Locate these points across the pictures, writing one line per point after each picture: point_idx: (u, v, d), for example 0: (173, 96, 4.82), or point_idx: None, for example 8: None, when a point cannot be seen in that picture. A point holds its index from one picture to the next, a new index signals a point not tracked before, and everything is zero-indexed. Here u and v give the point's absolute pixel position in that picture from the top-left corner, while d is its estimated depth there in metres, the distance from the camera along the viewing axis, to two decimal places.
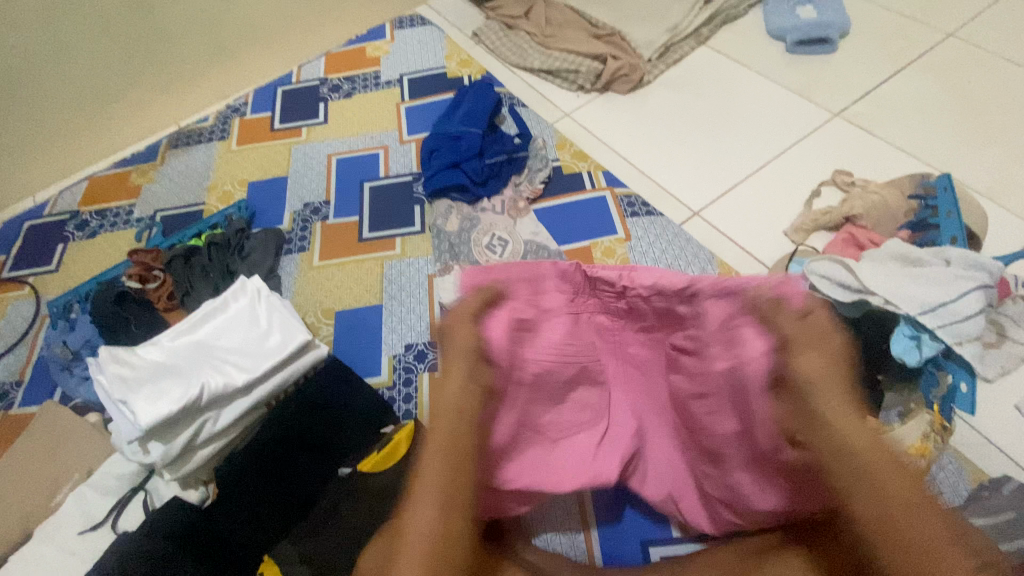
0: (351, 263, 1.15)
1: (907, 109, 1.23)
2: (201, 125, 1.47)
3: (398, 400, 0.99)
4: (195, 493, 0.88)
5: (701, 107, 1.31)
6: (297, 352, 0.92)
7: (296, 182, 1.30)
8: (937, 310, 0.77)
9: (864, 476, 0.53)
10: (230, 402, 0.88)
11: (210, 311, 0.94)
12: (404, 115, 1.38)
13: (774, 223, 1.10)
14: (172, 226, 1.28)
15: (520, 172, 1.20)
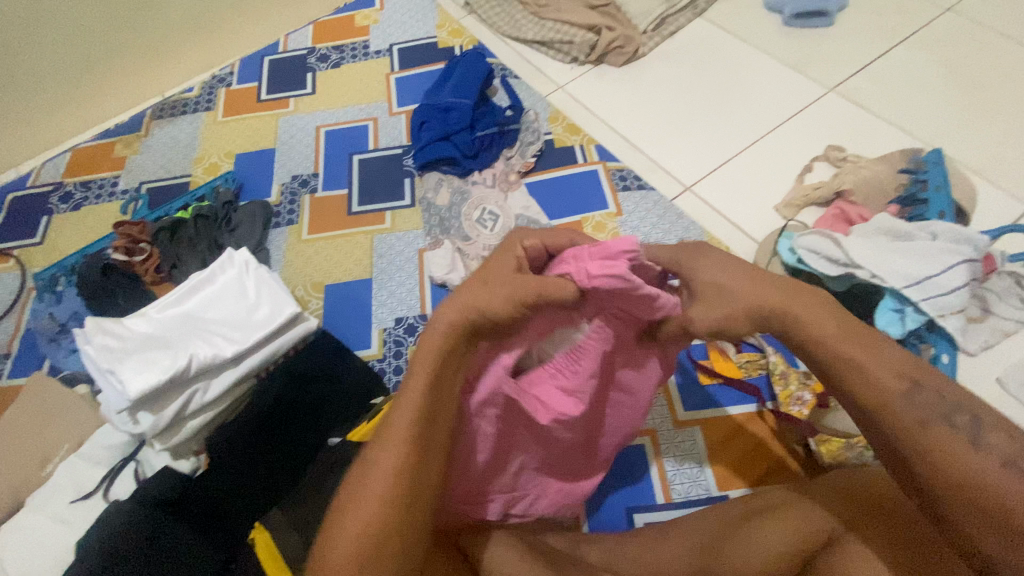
0: (341, 236, 1.14)
1: (902, 84, 1.22)
2: (186, 95, 1.43)
3: (389, 372, 0.99)
4: (185, 463, 0.89)
5: (696, 81, 1.29)
6: (286, 324, 0.92)
7: (284, 154, 1.28)
8: (923, 283, 0.78)
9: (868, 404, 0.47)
10: (219, 373, 0.88)
11: (197, 283, 0.94)
12: (394, 86, 1.36)
13: (765, 198, 1.10)
14: (158, 199, 1.26)
15: (511, 146, 1.19)
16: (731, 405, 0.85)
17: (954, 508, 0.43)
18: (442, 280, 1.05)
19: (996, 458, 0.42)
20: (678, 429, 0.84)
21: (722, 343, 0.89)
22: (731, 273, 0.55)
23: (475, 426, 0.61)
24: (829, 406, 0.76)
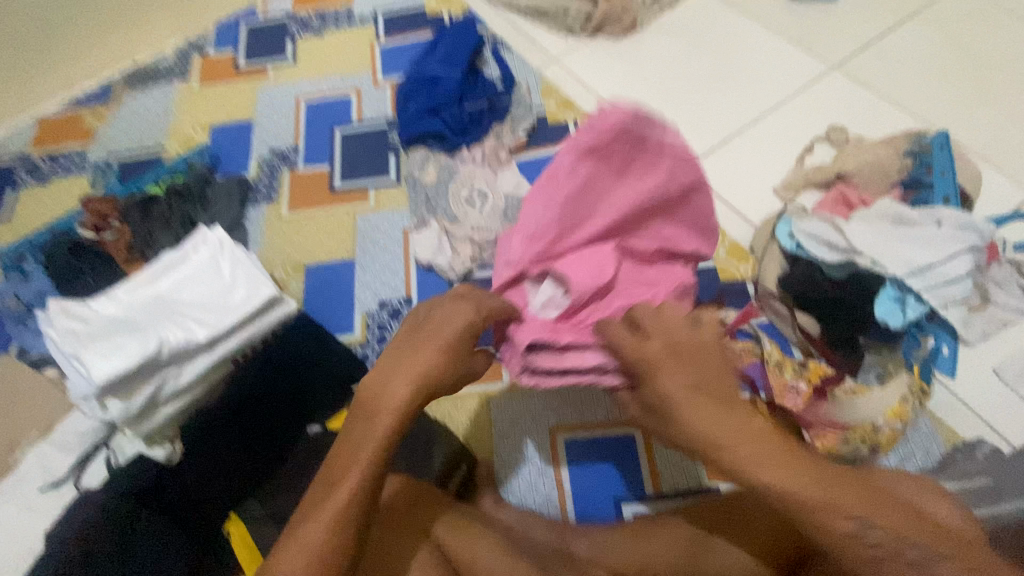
0: (323, 215, 1.09)
1: (908, 62, 1.18)
2: (159, 62, 1.35)
3: (372, 357, 0.96)
4: (160, 451, 0.80)
5: (695, 56, 1.24)
6: (263, 307, 0.87)
7: (263, 127, 1.22)
8: (925, 273, 0.76)
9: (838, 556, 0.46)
10: (192, 359, 0.84)
11: (170, 264, 0.90)
12: (379, 55, 1.29)
13: (764, 180, 1.07)
14: (129, 172, 1.20)
15: (502, 121, 1.13)
16: None
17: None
18: (428, 263, 1.00)
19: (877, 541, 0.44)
20: None
21: None
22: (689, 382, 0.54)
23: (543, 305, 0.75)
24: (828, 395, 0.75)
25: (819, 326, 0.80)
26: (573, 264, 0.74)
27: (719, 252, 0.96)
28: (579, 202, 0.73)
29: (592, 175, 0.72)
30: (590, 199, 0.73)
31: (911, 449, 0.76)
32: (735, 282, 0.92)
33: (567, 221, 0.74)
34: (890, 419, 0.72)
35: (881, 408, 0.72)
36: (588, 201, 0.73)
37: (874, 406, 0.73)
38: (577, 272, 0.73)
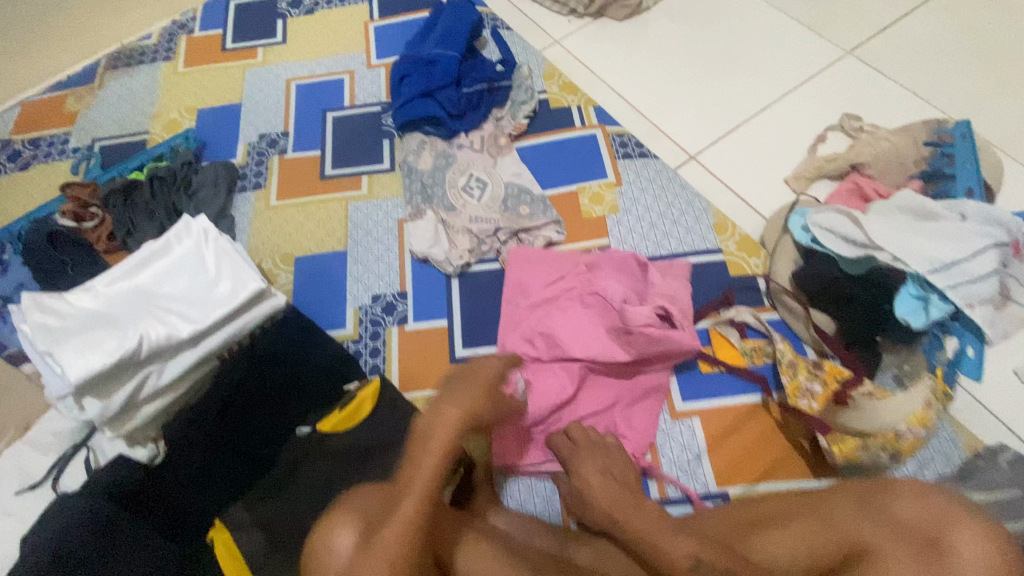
0: (314, 204, 1.04)
1: (929, 44, 1.12)
2: (144, 43, 1.29)
3: (364, 354, 0.92)
4: (144, 451, 0.82)
5: (704, 39, 1.18)
6: (249, 301, 0.83)
7: (251, 111, 1.16)
8: (949, 269, 0.71)
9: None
10: (175, 355, 0.80)
11: (151, 253, 0.84)
12: (373, 36, 1.23)
13: (775, 170, 1.02)
14: (111, 158, 1.14)
15: (502, 106, 1.08)
16: (734, 394, 0.79)
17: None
18: (423, 255, 0.96)
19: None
20: (675, 420, 0.79)
21: (726, 329, 0.83)
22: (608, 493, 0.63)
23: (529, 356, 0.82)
24: (847, 403, 0.71)
25: (835, 323, 0.77)
26: (548, 376, 0.80)
27: (728, 246, 0.92)
28: (577, 329, 0.81)
29: (592, 315, 0.82)
30: (584, 334, 0.81)
31: (930, 455, 0.73)
32: (747, 278, 0.88)
33: (556, 338, 0.81)
34: (913, 426, 0.68)
35: (904, 414, 0.69)
36: (588, 334, 0.81)
37: (896, 410, 0.69)
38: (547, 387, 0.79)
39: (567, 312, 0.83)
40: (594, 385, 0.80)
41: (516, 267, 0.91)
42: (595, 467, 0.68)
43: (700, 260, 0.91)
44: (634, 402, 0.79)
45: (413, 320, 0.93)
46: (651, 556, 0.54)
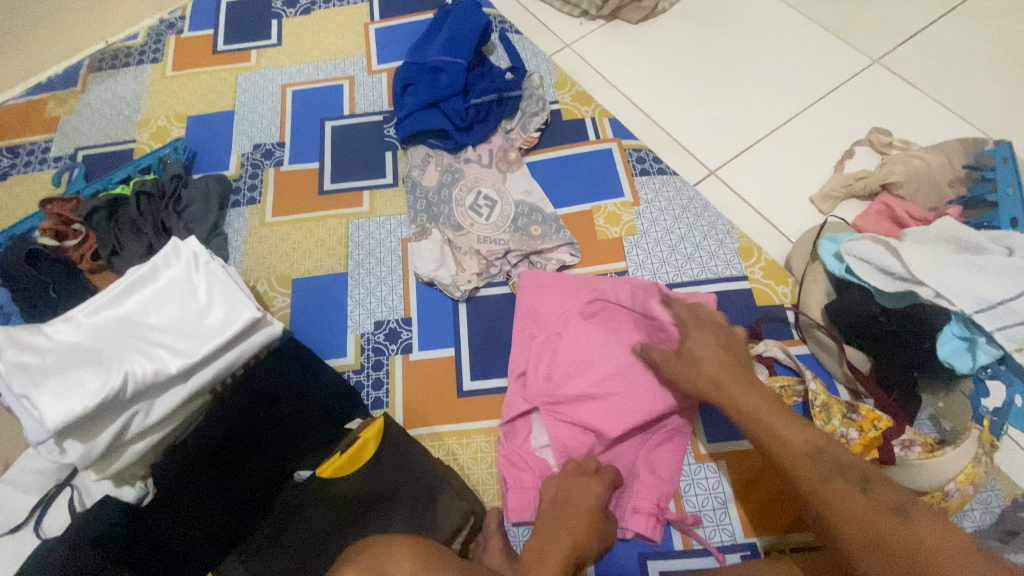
0: (312, 221, 0.98)
1: (959, 54, 1.06)
2: (130, 43, 1.21)
3: (367, 386, 0.86)
4: (131, 491, 0.77)
5: (724, 45, 1.12)
6: (244, 331, 0.77)
7: (245, 118, 1.10)
8: (990, 310, 0.65)
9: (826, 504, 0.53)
10: (163, 392, 0.74)
11: (137, 280, 0.78)
12: (373, 38, 1.16)
13: (800, 188, 0.96)
14: (96, 168, 1.08)
15: (512, 117, 1.02)
16: None
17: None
18: (428, 279, 0.91)
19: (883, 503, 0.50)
20: (700, 463, 0.77)
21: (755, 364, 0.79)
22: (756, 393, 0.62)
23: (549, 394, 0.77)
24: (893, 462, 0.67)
25: (871, 362, 0.74)
26: (562, 421, 0.76)
27: (753, 273, 0.87)
28: (599, 369, 0.76)
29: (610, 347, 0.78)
30: (609, 375, 0.76)
31: (971, 506, 0.68)
32: (775, 308, 0.84)
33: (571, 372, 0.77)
34: (961, 484, 0.65)
35: (953, 471, 0.64)
36: (611, 375, 0.76)
37: (945, 467, 0.64)
38: (566, 432, 0.76)
39: (580, 342, 0.79)
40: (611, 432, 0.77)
41: (524, 294, 0.85)
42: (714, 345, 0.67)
43: (723, 289, 0.87)
44: (659, 444, 0.76)
45: (418, 349, 0.87)
46: (764, 438, 0.59)
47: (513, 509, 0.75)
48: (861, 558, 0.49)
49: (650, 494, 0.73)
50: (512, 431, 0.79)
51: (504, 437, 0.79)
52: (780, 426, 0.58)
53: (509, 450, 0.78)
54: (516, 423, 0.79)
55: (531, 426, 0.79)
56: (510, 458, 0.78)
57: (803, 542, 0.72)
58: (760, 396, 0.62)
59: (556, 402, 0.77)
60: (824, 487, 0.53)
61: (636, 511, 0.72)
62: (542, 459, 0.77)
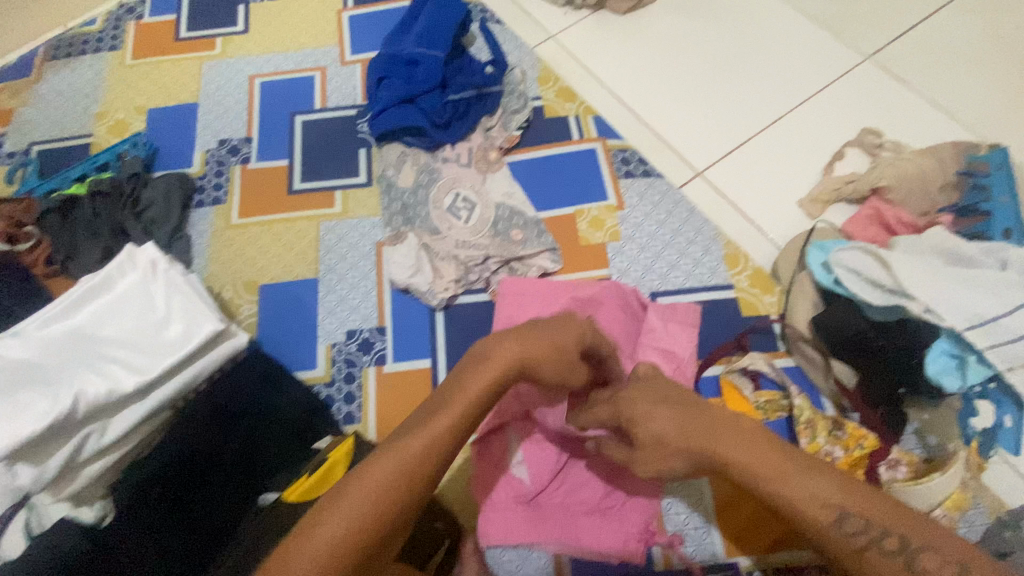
0: (281, 223, 0.94)
1: (950, 52, 1.03)
2: (87, 29, 1.14)
3: (338, 400, 0.84)
4: (89, 511, 0.67)
5: (713, 39, 1.07)
6: (205, 344, 0.71)
7: (210, 112, 1.04)
8: (984, 327, 0.64)
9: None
10: (121, 410, 0.69)
11: (91, 289, 0.72)
12: (347, 26, 1.10)
13: (788, 191, 0.94)
14: (52, 164, 1.01)
15: (492, 113, 0.97)
16: None
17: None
18: (404, 285, 0.86)
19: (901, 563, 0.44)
20: (683, 480, 0.75)
21: (738, 378, 0.76)
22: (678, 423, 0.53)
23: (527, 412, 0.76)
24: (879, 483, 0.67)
25: (858, 378, 0.71)
26: (541, 442, 0.75)
27: (739, 281, 0.85)
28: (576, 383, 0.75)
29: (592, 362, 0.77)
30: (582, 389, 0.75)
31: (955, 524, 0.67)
32: (762, 320, 0.81)
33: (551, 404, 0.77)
34: (948, 510, 0.63)
35: (942, 498, 0.63)
36: None
37: (933, 493, 0.63)
38: (542, 449, 0.74)
39: None
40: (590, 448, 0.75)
41: (505, 301, 0.82)
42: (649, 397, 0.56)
43: (707, 298, 0.84)
44: None
45: (392, 360, 0.84)
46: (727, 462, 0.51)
47: (496, 534, 0.71)
48: None
49: (636, 519, 0.72)
50: (488, 451, 0.75)
51: (478, 457, 0.75)
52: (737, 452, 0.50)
53: (490, 472, 0.74)
54: (493, 441, 0.76)
55: (506, 445, 0.75)
56: (489, 479, 0.74)
57: (788, 562, 0.70)
58: (739, 434, 0.51)
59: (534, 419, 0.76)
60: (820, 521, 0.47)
61: (624, 539, 0.71)
62: (518, 477, 0.74)
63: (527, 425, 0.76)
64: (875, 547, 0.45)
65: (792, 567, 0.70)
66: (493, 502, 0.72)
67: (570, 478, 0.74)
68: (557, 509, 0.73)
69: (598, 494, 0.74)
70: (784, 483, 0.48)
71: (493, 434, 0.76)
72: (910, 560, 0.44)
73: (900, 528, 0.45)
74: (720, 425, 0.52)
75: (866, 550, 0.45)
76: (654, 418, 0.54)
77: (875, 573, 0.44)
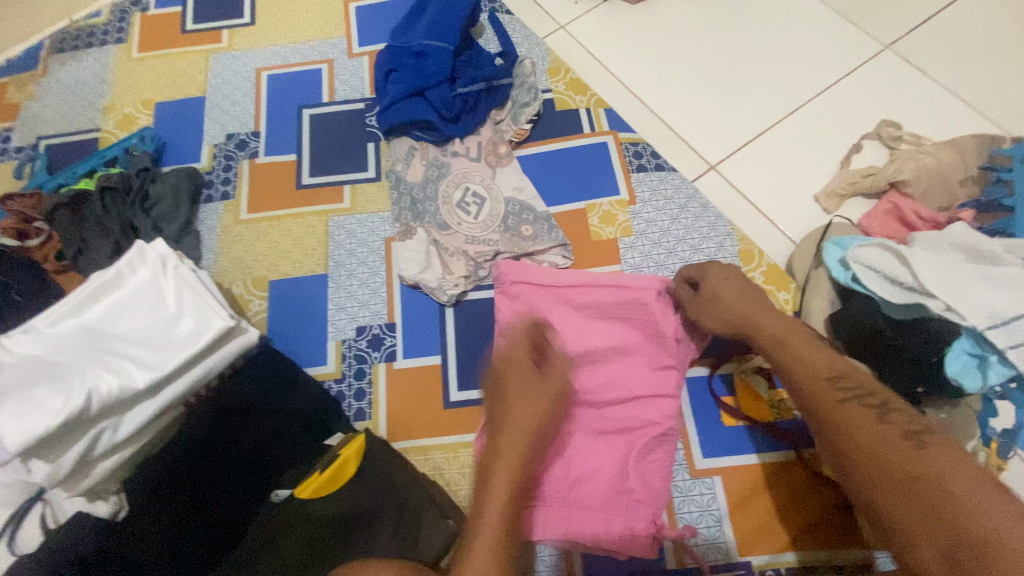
0: (290, 218, 0.93)
1: (971, 41, 1.00)
2: (92, 21, 1.13)
3: (348, 396, 0.83)
4: (105, 506, 0.68)
5: (726, 28, 1.05)
6: (216, 340, 0.71)
7: (217, 105, 1.03)
8: (1005, 328, 0.62)
9: (855, 444, 0.51)
10: (134, 407, 0.68)
11: (101, 286, 0.71)
12: (354, 17, 1.08)
13: (804, 185, 0.92)
14: (60, 159, 1.01)
15: (502, 106, 0.96)
16: (757, 451, 0.75)
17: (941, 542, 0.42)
18: (413, 282, 0.86)
19: (898, 430, 0.50)
20: (694, 479, 0.75)
21: (753, 378, 0.78)
22: (732, 289, 0.66)
23: None
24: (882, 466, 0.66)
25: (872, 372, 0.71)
26: None
27: (754, 278, 0.85)
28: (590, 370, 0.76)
29: (610, 342, 0.77)
30: (598, 382, 0.75)
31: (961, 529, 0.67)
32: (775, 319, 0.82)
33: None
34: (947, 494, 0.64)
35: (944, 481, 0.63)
36: (599, 381, 0.75)
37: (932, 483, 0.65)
38: None
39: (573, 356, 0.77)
40: (589, 440, 0.73)
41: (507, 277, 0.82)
42: (722, 274, 0.69)
43: None
44: (648, 463, 0.72)
45: (402, 357, 0.84)
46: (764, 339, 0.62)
47: None
48: (877, 485, 0.48)
49: (643, 513, 0.69)
50: (489, 442, 0.75)
51: (482, 452, 0.74)
52: (769, 321, 0.62)
53: (491, 464, 0.73)
54: (491, 430, 0.75)
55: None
56: None
57: (798, 562, 0.70)
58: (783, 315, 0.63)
59: None
60: (816, 388, 0.56)
61: (631, 534, 0.69)
62: None
63: None
64: (856, 399, 0.54)
65: (802, 567, 0.70)
66: None
67: (569, 469, 0.72)
68: (557, 503, 0.70)
69: (603, 488, 0.71)
70: (782, 329, 0.61)
71: (491, 423, 0.76)
72: (886, 411, 0.52)
73: (882, 393, 0.54)
74: (748, 294, 0.66)
75: (846, 401, 0.54)
76: (721, 289, 0.67)
77: (854, 420, 0.53)
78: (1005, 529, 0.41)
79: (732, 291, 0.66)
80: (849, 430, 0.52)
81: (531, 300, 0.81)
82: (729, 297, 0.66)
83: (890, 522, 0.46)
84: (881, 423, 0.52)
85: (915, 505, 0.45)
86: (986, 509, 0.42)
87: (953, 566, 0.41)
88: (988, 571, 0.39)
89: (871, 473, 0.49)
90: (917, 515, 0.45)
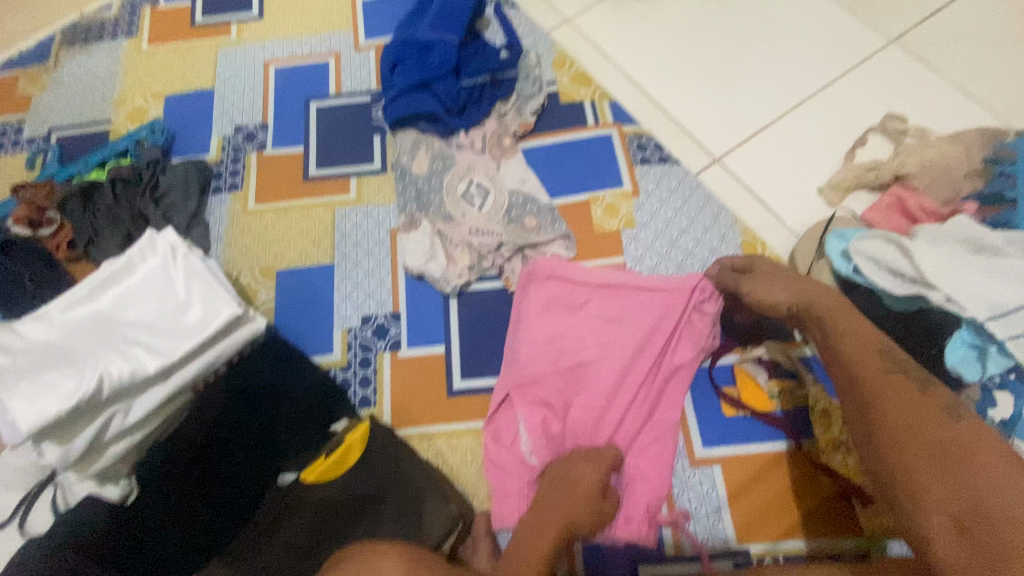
0: (297, 209, 0.94)
1: (978, 35, 0.99)
2: (103, 15, 1.14)
3: (353, 384, 0.84)
4: (115, 489, 0.69)
5: (732, 21, 1.05)
6: (224, 328, 0.72)
7: (226, 97, 1.04)
8: (1003, 319, 0.63)
9: (887, 409, 0.54)
10: (143, 392, 0.70)
11: (112, 274, 0.73)
12: (360, 11, 1.09)
13: (808, 178, 0.92)
14: (72, 150, 1.02)
15: (507, 99, 0.97)
16: (758, 441, 0.76)
17: (959, 509, 0.46)
18: (418, 272, 0.87)
19: (937, 404, 0.53)
20: (694, 467, 0.76)
21: (752, 367, 0.80)
22: (781, 281, 0.68)
23: (538, 391, 0.77)
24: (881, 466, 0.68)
25: None
26: (549, 424, 0.76)
27: None
28: (601, 362, 0.77)
29: (621, 334, 0.78)
30: (606, 373, 0.76)
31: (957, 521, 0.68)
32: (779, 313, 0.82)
33: (563, 371, 0.77)
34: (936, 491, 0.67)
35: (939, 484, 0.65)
36: (608, 373, 0.76)
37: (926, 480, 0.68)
38: (547, 424, 0.76)
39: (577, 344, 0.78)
40: (596, 431, 0.75)
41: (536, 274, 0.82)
42: (774, 270, 0.70)
43: None
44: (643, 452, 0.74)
45: (407, 346, 0.85)
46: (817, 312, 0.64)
47: (500, 515, 0.74)
48: (909, 448, 0.51)
49: (639, 499, 0.72)
50: (498, 430, 0.78)
51: (491, 439, 0.77)
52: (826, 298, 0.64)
53: (499, 452, 0.76)
54: (501, 417, 0.78)
55: (514, 425, 0.77)
56: (498, 459, 0.76)
57: (796, 551, 0.71)
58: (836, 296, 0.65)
59: (541, 398, 0.77)
60: (861, 356, 0.58)
61: (627, 520, 0.71)
62: (526, 462, 0.75)
63: (541, 404, 0.77)
64: (901, 371, 0.56)
65: (800, 556, 0.71)
66: (504, 482, 0.75)
67: None
68: None
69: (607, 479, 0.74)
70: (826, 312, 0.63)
71: (501, 411, 0.78)
72: (926, 385, 0.55)
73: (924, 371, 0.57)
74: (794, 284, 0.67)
75: (891, 372, 0.56)
76: (771, 275, 0.70)
77: (893, 389, 0.55)
78: (1019, 501, 0.43)
79: (781, 284, 0.68)
80: (884, 396, 0.55)
81: (551, 290, 0.81)
82: (779, 281, 0.68)
83: (915, 485, 0.49)
84: (919, 394, 0.54)
85: (937, 470, 0.48)
86: (1002, 480, 0.45)
87: (965, 530, 0.45)
88: (1001, 535, 0.43)
89: (904, 439, 0.51)
90: (945, 481, 0.47)
